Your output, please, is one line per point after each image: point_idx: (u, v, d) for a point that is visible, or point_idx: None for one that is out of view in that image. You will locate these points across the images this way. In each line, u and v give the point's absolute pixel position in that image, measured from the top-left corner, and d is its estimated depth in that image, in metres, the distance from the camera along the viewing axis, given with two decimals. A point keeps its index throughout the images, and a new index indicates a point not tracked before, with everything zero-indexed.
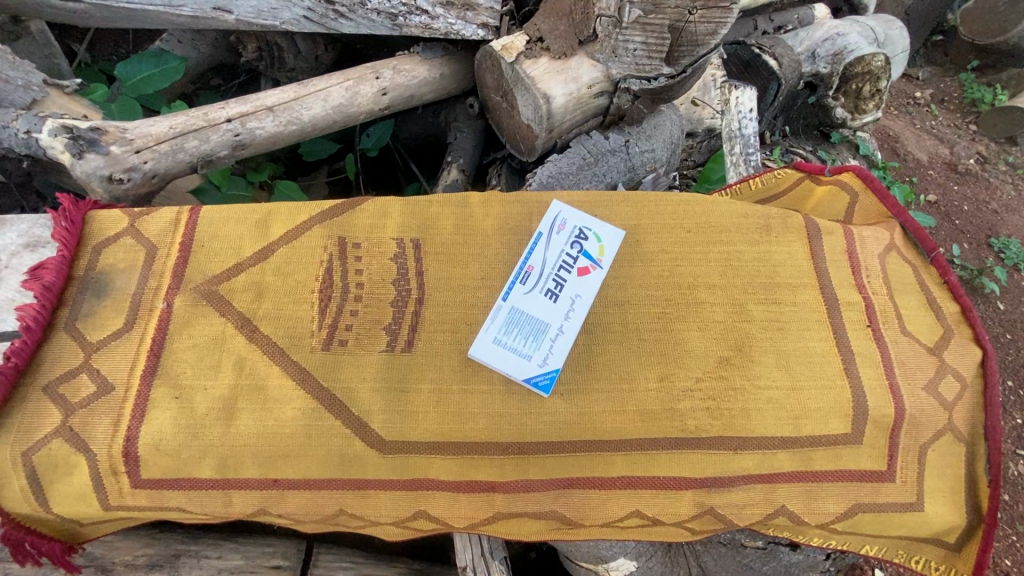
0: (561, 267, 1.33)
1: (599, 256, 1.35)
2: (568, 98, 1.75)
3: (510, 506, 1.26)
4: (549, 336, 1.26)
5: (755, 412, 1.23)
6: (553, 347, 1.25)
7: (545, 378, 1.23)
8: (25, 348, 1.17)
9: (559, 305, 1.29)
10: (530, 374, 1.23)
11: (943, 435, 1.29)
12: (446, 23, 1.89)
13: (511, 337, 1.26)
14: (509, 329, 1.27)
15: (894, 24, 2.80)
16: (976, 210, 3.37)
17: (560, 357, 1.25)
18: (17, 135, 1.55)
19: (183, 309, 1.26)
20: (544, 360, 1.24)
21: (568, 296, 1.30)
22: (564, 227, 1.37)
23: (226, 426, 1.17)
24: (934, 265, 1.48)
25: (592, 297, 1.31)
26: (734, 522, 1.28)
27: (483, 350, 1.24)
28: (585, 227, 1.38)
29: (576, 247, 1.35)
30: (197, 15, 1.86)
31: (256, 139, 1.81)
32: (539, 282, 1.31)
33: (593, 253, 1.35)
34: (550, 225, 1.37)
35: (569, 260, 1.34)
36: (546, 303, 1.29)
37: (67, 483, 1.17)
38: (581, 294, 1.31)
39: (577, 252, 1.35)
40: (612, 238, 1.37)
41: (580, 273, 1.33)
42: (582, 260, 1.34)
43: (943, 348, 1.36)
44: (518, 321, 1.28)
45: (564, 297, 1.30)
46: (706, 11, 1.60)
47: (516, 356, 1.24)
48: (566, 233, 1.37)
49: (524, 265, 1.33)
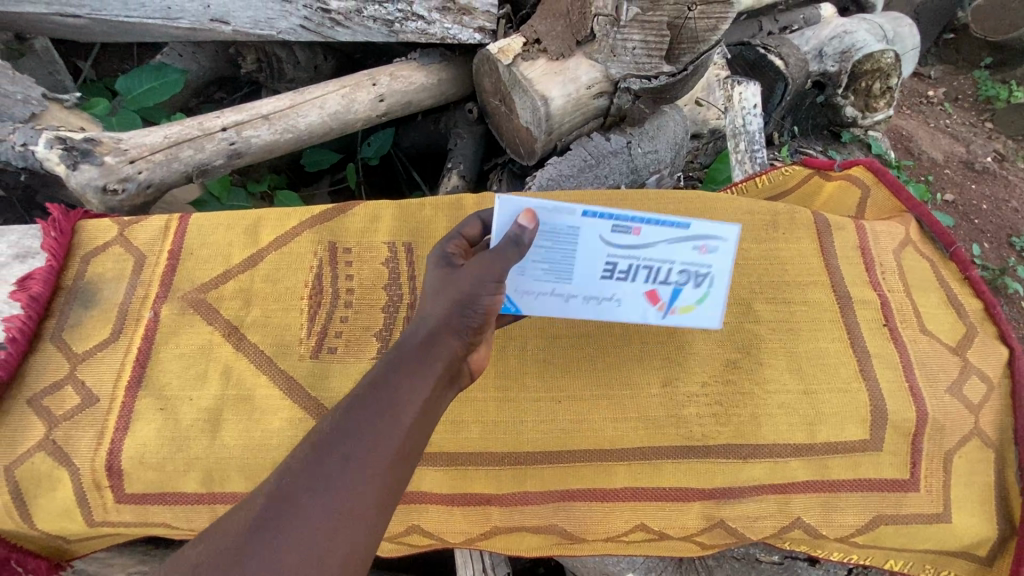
0: (644, 271, 0.96)
1: (676, 308, 1.01)
2: (567, 99, 1.70)
3: (507, 521, 1.20)
4: (554, 288, 0.97)
5: (767, 418, 1.16)
6: (536, 298, 0.97)
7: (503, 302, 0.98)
8: (9, 359, 1.15)
9: (596, 286, 0.97)
10: None
11: (970, 441, 1.21)
12: (442, 28, 1.79)
13: (538, 247, 0.92)
14: (548, 234, 0.90)
15: (902, 21, 2.70)
16: (995, 209, 3.20)
17: (532, 308, 0.98)
18: (12, 148, 1.52)
19: (170, 318, 1.24)
20: (523, 290, 0.96)
21: (610, 292, 0.98)
22: (703, 255, 0.94)
23: (212, 438, 1.13)
24: (954, 261, 1.41)
25: (617, 314, 1.01)
26: (746, 536, 1.20)
27: (506, 218, 0.88)
28: (712, 279, 0.98)
29: (677, 279, 0.97)
30: (195, 27, 1.83)
31: (252, 148, 1.78)
32: (623, 250, 0.92)
33: (679, 299, 1.00)
34: (698, 237, 0.92)
35: (659, 275, 0.97)
36: (596, 273, 0.95)
37: (50, 498, 1.13)
38: (620, 305, 1.00)
39: (675, 280, 0.98)
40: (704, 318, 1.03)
41: (648, 296, 0.99)
42: (665, 291, 0.99)
43: (967, 347, 1.28)
44: (562, 240, 0.91)
45: (612, 290, 0.97)
46: (704, 8, 1.55)
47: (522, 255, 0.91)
48: (694, 263, 0.95)
49: (638, 221, 0.89)
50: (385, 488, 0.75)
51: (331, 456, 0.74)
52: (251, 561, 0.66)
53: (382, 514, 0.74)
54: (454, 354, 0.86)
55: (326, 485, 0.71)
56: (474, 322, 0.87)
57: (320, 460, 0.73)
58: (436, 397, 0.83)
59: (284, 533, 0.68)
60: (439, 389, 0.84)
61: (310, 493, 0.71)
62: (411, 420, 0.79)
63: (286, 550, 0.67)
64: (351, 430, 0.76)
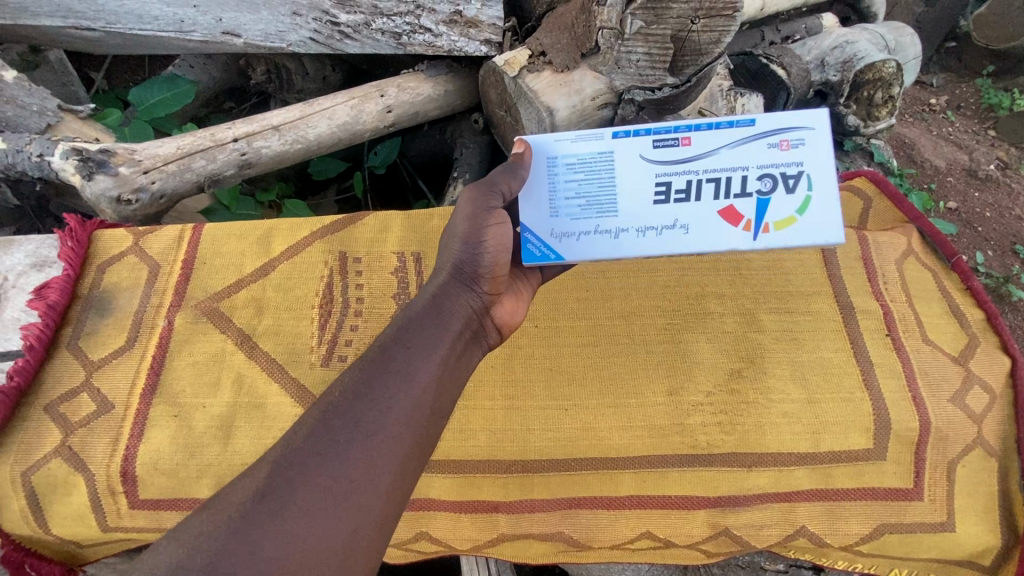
0: (713, 184, 0.98)
1: (767, 224, 0.98)
2: (571, 111, 1.66)
3: (514, 528, 1.21)
4: (599, 225, 0.99)
5: (770, 427, 1.17)
6: (585, 237, 1.00)
7: (541, 250, 1.01)
8: (28, 367, 1.18)
9: (654, 212, 0.99)
10: (533, 232, 1.00)
11: (973, 450, 1.22)
12: (449, 42, 1.72)
13: (573, 179, 1.00)
14: (578, 165, 1.00)
15: (904, 30, 2.73)
16: (999, 216, 3.19)
17: (579, 249, 1.00)
18: (29, 158, 1.48)
19: (184, 326, 1.26)
20: (563, 232, 1.00)
21: (672, 216, 0.99)
22: (785, 149, 0.96)
23: (225, 444, 1.15)
24: (955, 270, 1.43)
25: (690, 243, 0.98)
26: (751, 544, 1.21)
27: (535, 157, 1.00)
28: (805, 180, 0.97)
29: (757, 185, 0.97)
30: (208, 40, 1.73)
31: (263, 158, 1.72)
32: (675, 166, 0.98)
33: (769, 212, 0.98)
34: (770, 131, 0.97)
35: (732, 184, 0.98)
36: (648, 196, 0.99)
37: (65, 504, 1.15)
38: (689, 229, 0.98)
39: (754, 189, 0.98)
40: (821, 231, 0.98)
41: (726, 215, 0.98)
42: (743, 202, 0.98)
43: (969, 357, 1.29)
44: (595, 169, 1.00)
45: (673, 212, 0.98)
46: (707, 20, 1.47)
47: (533, 185, 1.00)
48: (777, 159, 0.96)
49: (684, 132, 0.98)
50: (402, 452, 0.79)
51: (343, 420, 0.77)
52: (306, 491, 0.71)
53: (419, 446, 0.82)
54: (469, 308, 0.96)
55: (338, 449, 0.75)
56: (483, 273, 0.96)
57: (331, 425, 0.77)
58: (455, 349, 0.92)
59: (291, 501, 0.70)
60: (459, 341, 0.93)
61: (321, 458, 0.74)
62: (428, 376, 0.86)
63: (298, 514, 0.69)
64: (363, 394, 0.80)
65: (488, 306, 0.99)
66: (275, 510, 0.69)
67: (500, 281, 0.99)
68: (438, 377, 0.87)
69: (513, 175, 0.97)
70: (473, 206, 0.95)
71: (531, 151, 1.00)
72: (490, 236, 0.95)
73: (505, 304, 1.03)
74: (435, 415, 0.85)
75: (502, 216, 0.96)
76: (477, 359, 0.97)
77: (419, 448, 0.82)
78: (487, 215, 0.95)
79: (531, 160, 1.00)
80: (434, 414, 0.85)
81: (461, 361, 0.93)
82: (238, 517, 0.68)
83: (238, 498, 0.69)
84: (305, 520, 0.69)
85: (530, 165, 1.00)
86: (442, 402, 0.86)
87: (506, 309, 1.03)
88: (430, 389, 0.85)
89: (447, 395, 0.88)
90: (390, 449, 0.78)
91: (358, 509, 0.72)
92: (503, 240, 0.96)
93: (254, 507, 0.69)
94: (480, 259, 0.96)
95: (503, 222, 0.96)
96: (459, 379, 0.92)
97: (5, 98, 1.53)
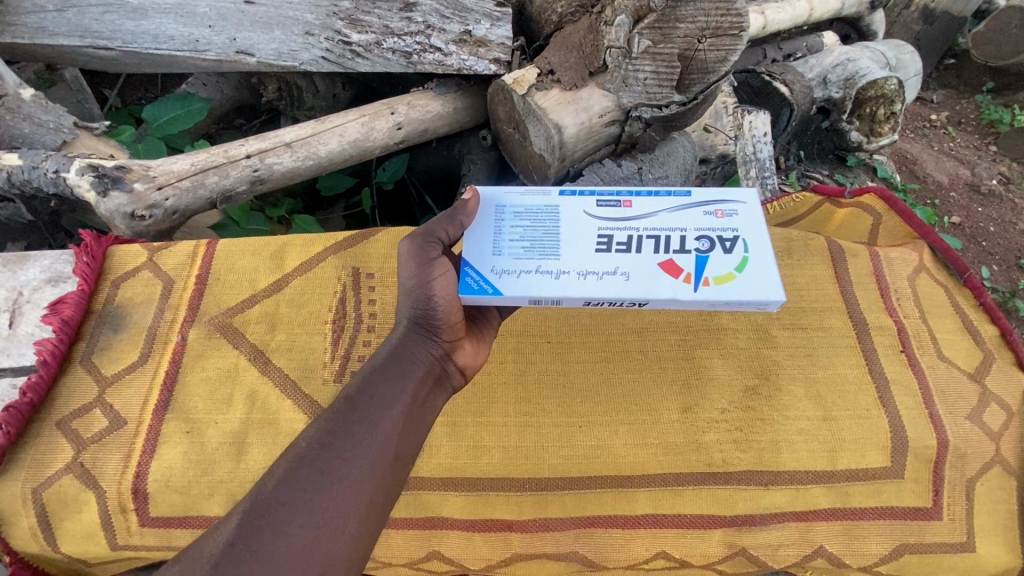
0: (653, 239, 0.94)
1: (708, 278, 0.91)
2: (580, 127, 1.61)
3: (528, 547, 1.19)
4: (541, 266, 0.93)
5: (787, 444, 1.16)
6: (523, 275, 0.92)
7: (478, 285, 0.92)
8: (41, 382, 1.18)
9: (594, 259, 0.93)
10: (472, 265, 0.93)
11: (991, 469, 1.21)
12: (459, 60, 1.73)
13: (518, 227, 0.98)
14: (525, 214, 0.99)
15: (905, 48, 2.75)
16: (1003, 231, 3.19)
17: (517, 287, 0.91)
18: (43, 175, 1.45)
19: (197, 341, 1.27)
20: (503, 269, 0.92)
21: (610, 265, 0.93)
22: (721, 217, 0.96)
23: (236, 462, 1.15)
24: (968, 286, 1.43)
25: (630, 291, 0.90)
26: (767, 564, 1.19)
27: (483, 205, 1.00)
28: (742, 244, 0.94)
29: (695, 244, 0.94)
30: (222, 59, 1.75)
31: (275, 174, 1.68)
32: (616, 223, 0.97)
33: (709, 268, 0.92)
34: (705, 201, 0.98)
35: (673, 241, 0.94)
36: (589, 245, 0.95)
37: (75, 521, 1.14)
38: (630, 277, 0.91)
39: (693, 246, 0.94)
40: (757, 288, 0.91)
41: (666, 267, 0.92)
42: (685, 257, 0.93)
43: (984, 375, 1.28)
44: (541, 218, 0.98)
45: (613, 261, 0.93)
46: (714, 40, 1.44)
47: (479, 226, 0.97)
48: (714, 224, 0.96)
49: (626, 196, 0.99)
50: (367, 499, 0.81)
51: (309, 469, 0.80)
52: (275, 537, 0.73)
53: (385, 490, 0.83)
54: (430, 356, 0.95)
55: (306, 497, 0.77)
56: (440, 322, 0.95)
57: (299, 474, 0.79)
58: (419, 397, 0.92)
59: (260, 551, 0.72)
60: (422, 389, 0.93)
61: (288, 508, 0.76)
62: (391, 424, 0.87)
63: (266, 562, 0.71)
64: (329, 444, 0.82)
65: (451, 352, 0.98)
66: (243, 559, 0.71)
67: (458, 327, 0.97)
68: (405, 417, 0.89)
69: (451, 222, 0.95)
70: (416, 258, 0.92)
71: (479, 199, 1.00)
72: (439, 287, 0.93)
73: (468, 347, 1.01)
74: (402, 459, 0.87)
75: (446, 265, 0.93)
76: (443, 404, 0.97)
77: (386, 493, 0.83)
78: (431, 267, 0.92)
79: (477, 207, 0.98)
80: (400, 460, 0.86)
81: (426, 407, 0.93)
82: (209, 568, 0.69)
83: (208, 551, 0.71)
84: (274, 567, 0.71)
85: (477, 213, 0.98)
86: (407, 444, 0.88)
87: (469, 352, 1.01)
88: (394, 437, 0.86)
89: (413, 439, 0.89)
90: (357, 497, 0.80)
91: (324, 557, 0.74)
92: (451, 288, 0.93)
93: (224, 558, 0.70)
94: (433, 311, 0.94)
95: (448, 271, 0.94)
96: (425, 424, 0.93)
97: (23, 116, 1.55)
